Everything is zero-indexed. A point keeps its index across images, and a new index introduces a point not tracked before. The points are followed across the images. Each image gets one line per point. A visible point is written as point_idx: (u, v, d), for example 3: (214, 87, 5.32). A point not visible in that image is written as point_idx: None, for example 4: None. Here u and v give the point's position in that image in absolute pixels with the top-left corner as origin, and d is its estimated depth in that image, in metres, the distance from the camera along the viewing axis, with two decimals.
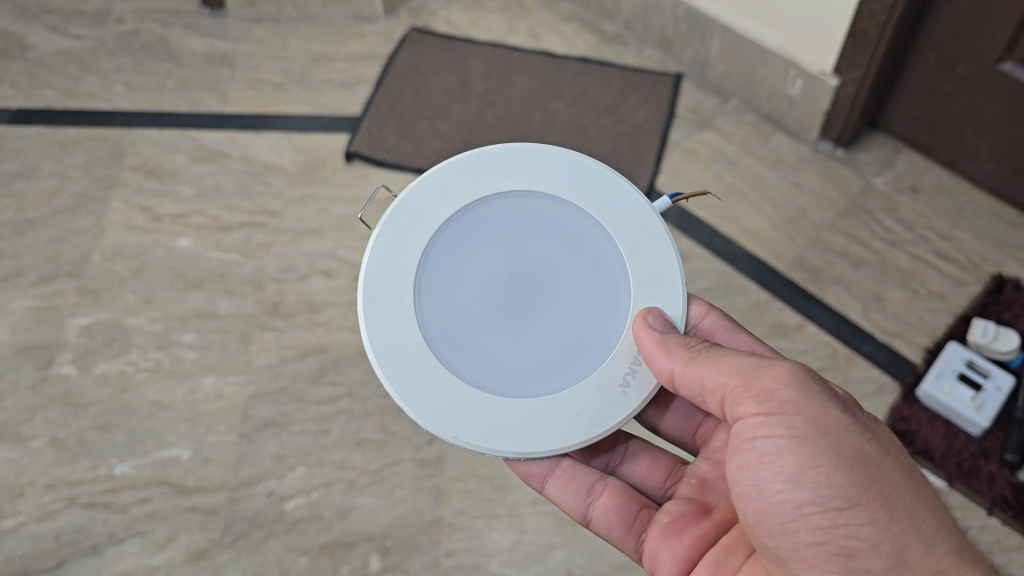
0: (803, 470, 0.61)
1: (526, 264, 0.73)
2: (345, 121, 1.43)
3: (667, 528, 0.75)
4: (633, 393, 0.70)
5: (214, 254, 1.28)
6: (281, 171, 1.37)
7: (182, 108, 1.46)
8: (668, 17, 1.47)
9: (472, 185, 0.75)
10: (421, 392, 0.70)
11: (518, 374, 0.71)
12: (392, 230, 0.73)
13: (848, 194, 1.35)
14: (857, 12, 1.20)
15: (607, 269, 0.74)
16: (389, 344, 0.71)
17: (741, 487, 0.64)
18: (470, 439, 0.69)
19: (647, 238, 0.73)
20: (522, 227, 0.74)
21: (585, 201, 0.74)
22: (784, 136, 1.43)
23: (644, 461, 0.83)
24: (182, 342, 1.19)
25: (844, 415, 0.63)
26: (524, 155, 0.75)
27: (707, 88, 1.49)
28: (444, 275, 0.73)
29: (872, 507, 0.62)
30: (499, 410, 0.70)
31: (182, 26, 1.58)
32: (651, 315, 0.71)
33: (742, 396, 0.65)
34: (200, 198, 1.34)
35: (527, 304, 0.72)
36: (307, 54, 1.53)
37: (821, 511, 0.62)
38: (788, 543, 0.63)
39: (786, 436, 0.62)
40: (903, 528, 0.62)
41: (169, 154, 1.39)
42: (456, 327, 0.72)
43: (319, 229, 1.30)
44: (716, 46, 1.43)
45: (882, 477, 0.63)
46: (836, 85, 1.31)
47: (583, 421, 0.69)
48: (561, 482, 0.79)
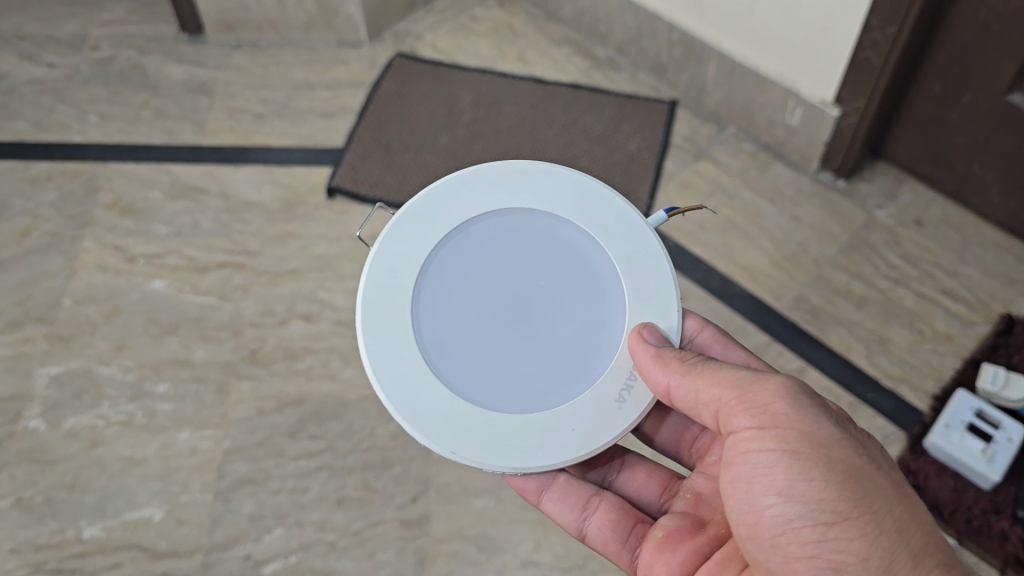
0: (793, 483, 0.62)
1: (524, 279, 0.73)
2: (328, 154, 1.38)
3: (662, 542, 0.73)
4: (629, 408, 0.70)
5: (190, 297, 1.22)
6: (260, 208, 1.31)
7: (158, 140, 1.40)
8: (662, 42, 1.42)
9: (468, 203, 0.75)
10: (419, 409, 0.70)
11: (515, 388, 0.71)
12: (389, 250, 0.73)
13: (850, 227, 1.30)
14: (860, 40, 1.17)
15: (604, 283, 0.74)
16: (386, 361, 0.71)
17: (733, 501, 0.65)
18: (467, 455, 0.69)
19: (643, 252, 0.74)
20: (518, 242, 0.74)
21: (579, 218, 0.74)
22: (783, 166, 1.37)
23: (641, 476, 0.83)
24: (155, 394, 1.14)
25: (836, 429, 0.64)
26: (520, 172, 0.75)
27: (703, 115, 1.43)
28: (441, 292, 0.73)
29: (863, 521, 0.61)
30: (498, 425, 0.70)
31: (160, 53, 1.52)
32: (645, 329, 0.71)
33: (735, 410, 0.65)
34: (176, 236, 1.29)
35: (524, 319, 0.72)
36: (289, 82, 1.48)
37: (811, 525, 0.62)
38: (778, 558, 0.63)
39: (778, 450, 0.63)
40: (894, 543, 0.61)
41: (144, 190, 1.34)
42: (453, 341, 0.72)
43: (300, 269, 1.25)
44: (712, 73, 1.38)
45: (873, 491, 0.63)
46: (837, 116, 1.26)
47: (579, 436, 0.69)
48: (557, 497, 0.79)
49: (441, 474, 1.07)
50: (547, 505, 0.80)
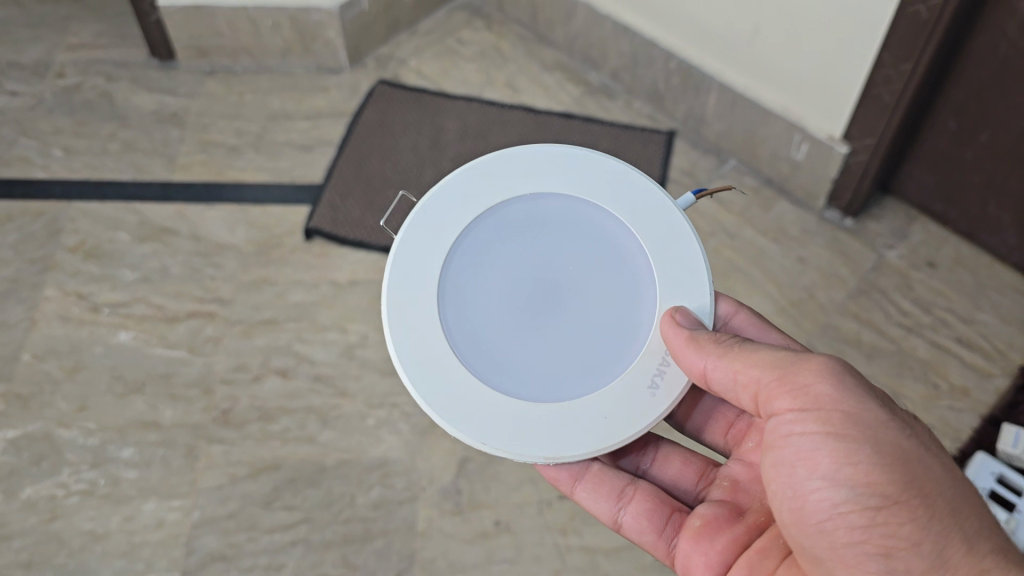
0: (840, 468, 0.61)
1: (553, 266, 0.71)
2: (306, 192, 1.30)
3: (700, 531, 0.73)
4: (662, 395, 0.68)
5: (157, 350, 1.15)
6: (233, 251, 1.24)
7: (125, 176, 1.32)
8: (660, 69, 1.34)
9: (492, 190, 0.72)
10: (450, 402, 0.68)
11: (546, 378, 0.69)
12: (415, 239, 0.71)
13: (858, 270, 1.23)
14: (872, 75, 1.10)
15: (634, 268, 0.71)
16: (415, 353, 0.69)
17: (776, 484, 0.64)
18: (499, 447, 0.67)
19: (671, 234, 0.71)
20: (546, 228, 0.72)
21: (605, 200, 0.72)
22: (787, 202, 1.30)
23: (676, 463, 0.81)
24: (120, 459, 1.06)
25: (883, 411, 0.63)
26: (545, 157, 0.73)
27: (703, 146, 1.36)
28: (468, 277, 0.71)
29: (912, 504, 0.61)
30: (530, 416, 0.68)
31: (128, 80, 1.44)
32: (678, 313, 0.69)
33: (777, 393, 0.65)
34: (144, 282, 1.21)
35: (553, 306, 0.70)
36: (265, 111, 1.39)
37: (858, 509, 0.61)
38: (825, 542, 0.62)
39: (824, 433, 0.62)
40: (944, 526, 0.61)
41: (110, 232, 1.26)
42: (482, 330, 0.70)
43: (275, 319, 1.17)
44: (712, 104, 1.31)
45: (922, 473, 0.62)
46: (846, 153, 1.19)
47: (612, 424, 0.67)
48: (590, 487, 0.78)
49: (426, 549, 1.00)
50: (580, 495, 0.79)
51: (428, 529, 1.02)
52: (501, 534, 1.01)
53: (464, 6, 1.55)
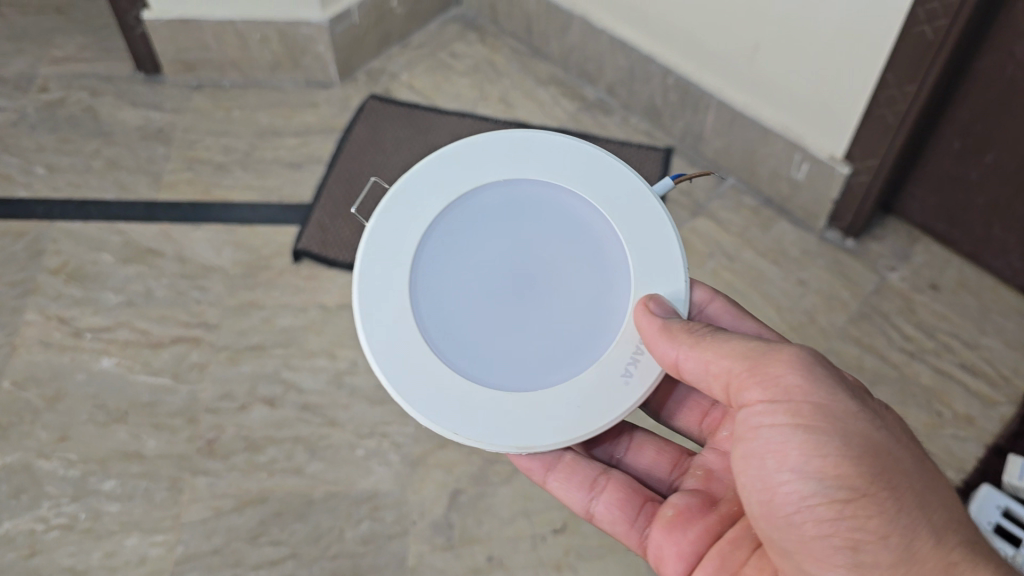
0: (809, 459, 0.61)
1: (525, 255, 0.72)
2: (295, 212, 1.27)
3: (673, 521, 0.74)
4: (635, 384, 0.69)
5: (141, 378, 1.12)
6: (220, 273, 1.21)
7: (109, 195, 1.29)
8: (656, 85, 1.31)
9: (465, 177, 0.73)
10: (422, 390, 0.69)
11: (517, 365, 0.70)
12: (388, 228, 0.72)
13: (859, 292, 1.20)
14: (875, 96, 1.07)
15: (607, 255, 0.72)
16: (388, 343, 0.70)
17: (745, 476, 0.64)
18: (471, 436, 0.68)
19: (646, 220, 0.72)
20: (520, 216, 0.73)
21: (579, 187, 0.73)
22: (787, 222, 1.27)
23: (649, 452, 0.82)
24: (102, 492, 1.03)
25: (853, 403, 0.63)
26: (518, 144, 0.73)
27: (702, 164, 1.33)
28: (441, 265, 0.72)
29: (882, 497, 0.61)
30: (501, 405, 0.69)
31: (114, 94, 1.41)
32: (653, 303, 0.69)
33: (747, 383, 0.64)
34: (127, 306, 1.18)
35: (525, 295, 0.71)
36: (253, 127, 1.36)
37: (827, 502, 0.61)
38: (794, 534, 0.62)
39: (793, 424, 0.62)
40: (913, 519, 0.61)
41: (93, 253, 1.23)
42: (454, 318, 0.71)
43: (262, 345, 1.14)
44: (710, 121, 1.28)
45: (891, 465, 0.62)
46: (847, 174, 1.16)
47: (584, 414, 0.68)
48: (563, 477, 0.79)
49: None
50: (553, 485, 0.80)
51: (419, 565, 0.99)
52: (494, 570, 0.98)
53: (457, 19, 1.52)
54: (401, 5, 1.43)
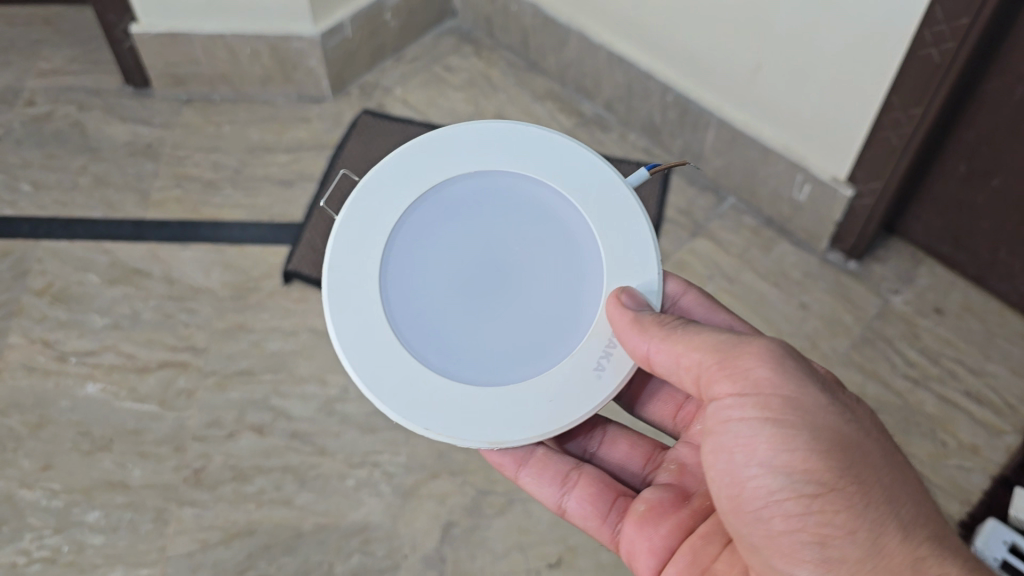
0: (778, 455, 0.61)
1: (496, 246, 0.70)
2: (286, 231, 1.24)
3: (644, 516, 0.73)
4: (608, 377, 0.67)
5: (127, 404, 1.09)
6: (209, 295, 1.18)
7: (96, 213, 1.26)
8: (655, 102, 1.28)
9: (435, 167, 0.71)
10: (389, 385, 0.66)
11: (487, 359, 0.68)
12: (355, 217, 0.69)
13: (862, 316, 1.18)
14: (879, 118, 1.05)
15: (581, 248, 0.70)
16: (353, 335, 0.67)
17: (713, 470, 0.64)
18: (440, 432, 0.66)
19: (620, 212, 0.70)
20: (491, 207, 0.71)
21: (553, 177, 0.71)
22: (789, 243, 1.24)
23: (623, 446, 0.81)
24: (85, 523, 1.00)
25: (822, 396, 0.63)
26: (489, 134, 0.71)
27: (701, 182, 1.30)
28: (408, 255, 0.70)
29: (848, 491, 0.61)
30: (472, 399, 0.66)
31: (102, 108, 1.38)
32: (625, 295, 0.68)
33: (718, 377, 0.64)
34: (113, 329, 1.15)
35: (496, 287, 0.69)
36: (244, 143, 1.33)
37: (795, 497, 0.61)
38: (761, 530, 0.62)
39: (763, 419, 0.61)
40: (879, 514, 0.62)
41: (79, 274, 1.20)
42: (423, 310, 0.69)
43: (252, 370, 1.11)
44: (710, 140, 1.25)
45: (859, 461, 0.62)
46: (851, 196, 1.14)
47: (556, 408, 0.66)
48: (535, 473, 0.77)
49: None
50: (524, 480, 0.77)
51: None
52: None
53: (452, 31, 1.49)
54: (395, 18, 1.40)
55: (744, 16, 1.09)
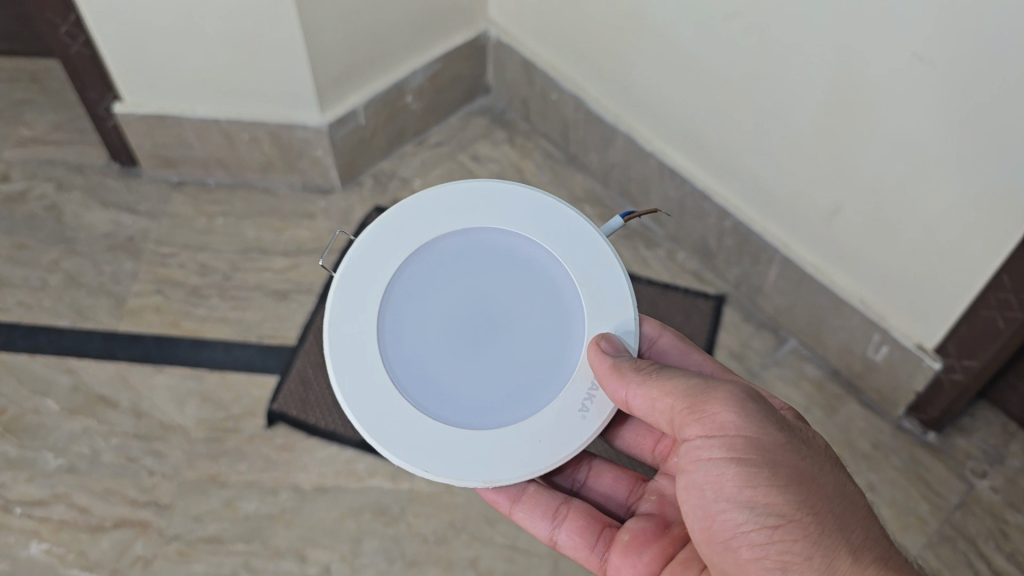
0: (739, 491, 0.60)
1: (492, 295, 0.68)
2: (275, 356, 1.08)
3: (627, 545, 0.71)
4: (592, 416, 0.67)
5: (73, 572, 0.94)
6: (180, 434, 1.02)
7: (63, 321, 1.11)
8: (711, 224, 1.07)
9: (425, 223, 0.68)
10: (392, 434, 0.66)
11: (483, 404, 0.67)
12: (352, 277, 0.68)
13: (940, 504, 0.97)
14: (983, 293, 0.82)
15: (566, 296, 0.68)
16: (355, 388, 0.66)
17: (687, 505, 0.63)
18: (441, 474, 0.65)
19: (600, 263, 0.68)
20: (480, 258, 0.69)
21: (536, 232, 0.68)
22: (857, 403, 1.04)
23: (608, 478, 0.79)
24: None
25: (782, 433, 0.62)
26: (475, 192, 0.69)
27: (759, 319, 1.10)
28: (400, 303, 0.68)
29: (807, 521, 0.60)
30: (471, 445, 0.66)
31: (82, 189, 1.22)
32: (603, 341, 0.66)
33: (686, 421, 0.63)
34: (68, 473, 1.00)
35: (491, 339, 0.67)
36: (236, 242, 1.17)
37: (758, 528, 0.60)
38: (731, 559, 0.61)
39: (727, 458, 0.61)
40: (836, 541, 0.60)
41: (36, 399, 1.05)
42: (417, 357, 0.67)
43: (221, 537, 0.96)
44: (773, 277, 1.04)
45: (818, 493, 0.61)
46: (939, 369, 0.91)
47: (546, 448, 0.66)
48: (527, 507, 0.76)
49: None
50: (517, 515, 0.76)
51: None
52: None
53: (484, 111, 1.32)
54: (417, 101, 1.22)
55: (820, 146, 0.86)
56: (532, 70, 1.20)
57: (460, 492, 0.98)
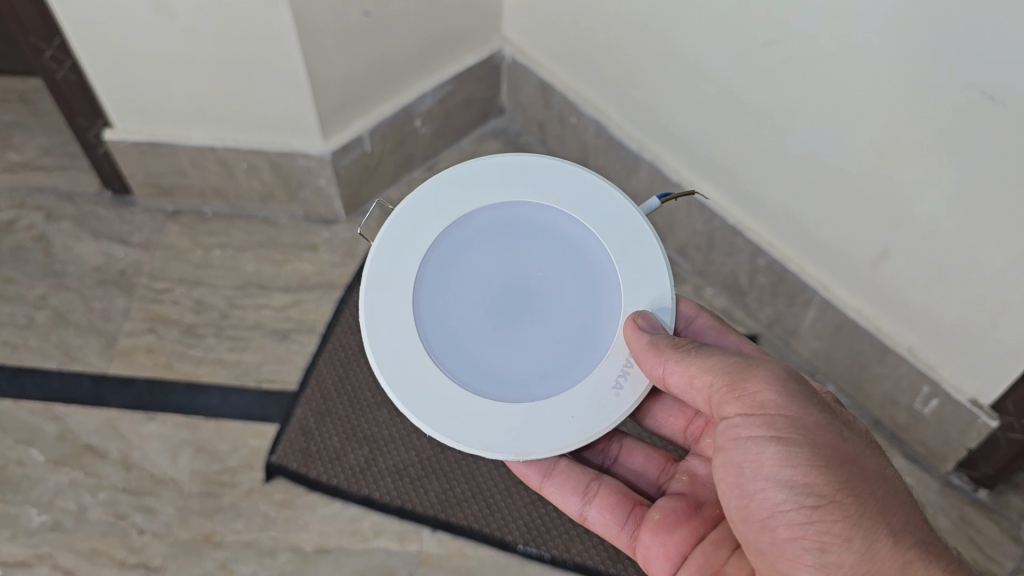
0: (780, 469, 0.58)
1: (527, 266, 0.67)
2: (275, 403, 1.01)
3: (658, 524, 0.71)
4: (627, 394, 0.64)
5: None
6: (173, 489, 0.95)
7: (49, 363, 1.04)
8: (742, 261, 1.00)
9: (464, 193, 0.68)
10: (422, 400, 0.64)
11: (517, 375, 0.65)
12: (389, 248, 0.67)
13: (993, 571, 0.89)
14: None
15: (601, 273, 0.67)
16: (388, 356, 0.65)
17: (723, 484, 0.61)
18: (470, 444, 0.63)
19: (636, 240, 0.66)
20: (518, 233, 0.67)
21: (574, 208, 0.67)
22: (901, 457, 0.96)
23: (639, 457, 0.79)
24: None
25: (822, 415, 0.60)
26: (517, 166, 0.68)
27: (793, 361, 1.03)
28: (436, 275, 0.67)
29: (847, 501, 0.58)
30: (503, 415, 0.64)
31: (72, 219, 1.15)
32: (640, 318, 0.64)
33: (725, 401, 0.61)
34: (52, 532, 0.93)
35: (527, 311, 0.66)
36: (235, 278, 1.10)
37: (796, 508, 0.58)
38: (768, 540, 0.59)
39: (767, 436, 0.59)
40: (874, 523, 0.58)
41: (19, 449, 0.98)
42: (451, 328, 0.66)
43: None
44: (810, 319, 0.96)
45: (858, 475, 0.59)
46: (997, 427, 0.83)
47: (579, 423, 0.63)
48: (558, 483, 0.75)
49: None
50: (547, 490, 0.76)
51: None
52: None
53: (497, 133, 1.26)
54: (427, 125, 1.16)
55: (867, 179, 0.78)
56: (550, 92, 1.13)
57: (472, 554, 0.91)
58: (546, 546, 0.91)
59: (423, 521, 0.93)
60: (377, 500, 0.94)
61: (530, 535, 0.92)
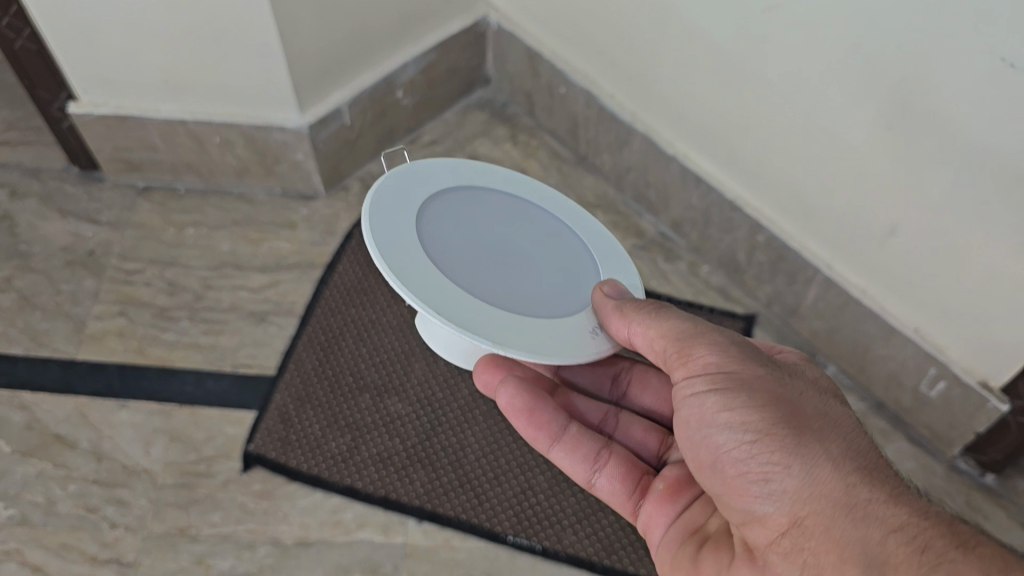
0: (717, 411, 0.56)
1: (516, 238, 0.69)
2: (253, 389, 0.97)
3: (663, 495, 0.67)
4: (601, 339, 0.65)
5: None
6: (147, 479, 0.90)
7: (14, 348, 0.98)
8: (739, 238, 0.96)
9: (478, 176, 0.72)
10: (414, 276, 0.61)
11: (502, 297, 0.64)
12: (405, 171, 0.68)
13: None
14: None
15: (580, 266, 0.70)
16: (387, 234, 0.62)
17: (682, 442, 0.59)
18: (452, 321, 0.59)
19: (613, 254, 0.72)
20: (512, 216, 0.71)
21: (563, 219, 0.73)
22: (905, 440, 0.93)
23: (638, 430, 0.74)
24: None
25: (763, 365, 0.57)
26: (519, 181, 0.74)
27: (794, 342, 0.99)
28: (437, 211, 0.68)
29: (784, 430, 0.54)
30: (484, 317, 0.61)
31: (37, 197, 1.10)
32: (608, 287, 0.65)
33: (674, 362, 0.59)
34: (20, 526, 0.87)
35: (514, 265, 0.67)
36: (212, 257, 1.06)
37: (736, 445, 0.55)
38: (722, 486, 0.56)
39: (705, 386, 0.57)
40: (812, 446, 0.53)
41: None
42: (444, 247, 0.65)
43: None
44: (812, 297, 0.92)
45: (797, 410, 0.55)
46: (1008, 411, 0.79)
47: (556, 345, 0.62)
48: (569, 449, 0.70)
49: None
50: (556, 455, 0.71)
51: None
52: None
53: (481, 105, 1.21)
54: (408, 96, 1.11)
55: (870, 149, 0.74)
56: (537, 61, 1.08)
57: (460, 546, 0.87)
58: (537, 537, 0.87)
59: (410, 511, 0.89)
60: (361, 489, 0.90)
61: (520, 526, 0.88)
